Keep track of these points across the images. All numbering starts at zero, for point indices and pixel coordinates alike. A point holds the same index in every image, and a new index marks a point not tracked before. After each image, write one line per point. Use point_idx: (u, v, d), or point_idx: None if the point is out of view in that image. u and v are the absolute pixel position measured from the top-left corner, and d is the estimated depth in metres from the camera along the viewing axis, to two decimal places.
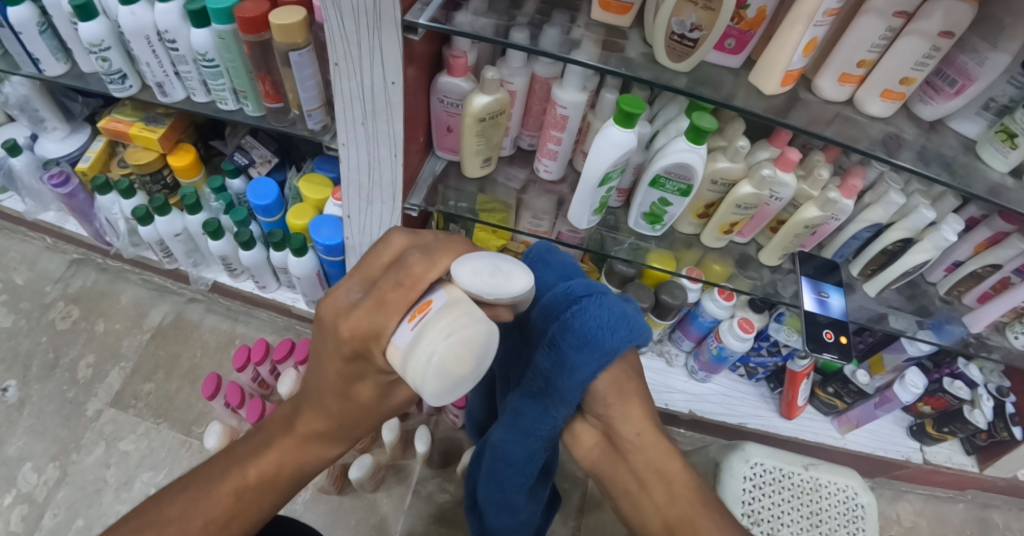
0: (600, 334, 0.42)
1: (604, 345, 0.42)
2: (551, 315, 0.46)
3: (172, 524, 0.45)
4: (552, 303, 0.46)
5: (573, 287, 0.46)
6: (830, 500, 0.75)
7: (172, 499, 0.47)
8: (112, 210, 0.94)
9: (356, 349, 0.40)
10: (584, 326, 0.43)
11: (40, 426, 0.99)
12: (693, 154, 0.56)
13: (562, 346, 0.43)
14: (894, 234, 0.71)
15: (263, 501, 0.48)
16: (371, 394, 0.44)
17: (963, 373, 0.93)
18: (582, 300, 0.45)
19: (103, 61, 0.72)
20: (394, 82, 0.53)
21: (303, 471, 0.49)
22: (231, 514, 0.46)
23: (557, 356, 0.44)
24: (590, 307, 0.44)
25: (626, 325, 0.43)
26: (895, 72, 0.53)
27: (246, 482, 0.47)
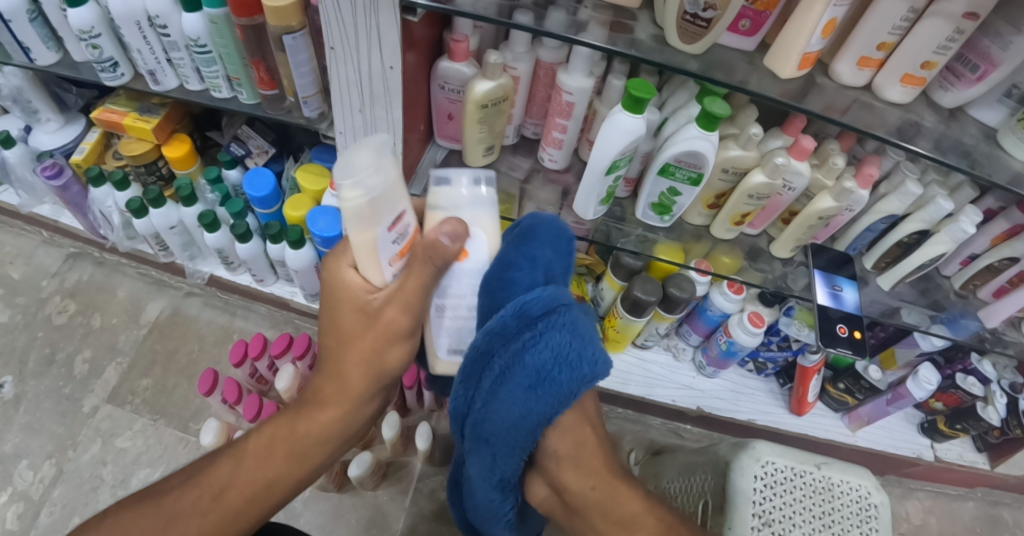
0: (551, 373, 0.42)
1: (571, 364, 0.43)
2: (497, 345, 0.43)
3: (177, 493, 0.51)
4: (500, 328, 0.42)
5: (526, 313, 0.42)
6: (843, 500, 0.73)
7: (184, 474, 0.53)
8: (106, 203, 0.92)
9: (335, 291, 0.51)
10: (537, 362, 0.42)
11: (36, 423, 0.98)
12: (704, 141, 0.54)
13: (509, 382, 0.43)
14: (910, 227, 0.69)
15: (258, 471, 0.52)
16: (355, 322, 0.50)
17: (976, 369, 0.91)
18: (535, 327, 0.42)
19: (93, 48, 0.69)
20: (392, 66, 0.51)
21: (295, 436, 0.53)
22: (225, 484, 0.51)
23: (507, 395, 0.44)
24: (552, 334, 0.42)
25: (582, 364, 0.43)
26: (916, 56, 0.51)
27: (245, 450, 0.53)
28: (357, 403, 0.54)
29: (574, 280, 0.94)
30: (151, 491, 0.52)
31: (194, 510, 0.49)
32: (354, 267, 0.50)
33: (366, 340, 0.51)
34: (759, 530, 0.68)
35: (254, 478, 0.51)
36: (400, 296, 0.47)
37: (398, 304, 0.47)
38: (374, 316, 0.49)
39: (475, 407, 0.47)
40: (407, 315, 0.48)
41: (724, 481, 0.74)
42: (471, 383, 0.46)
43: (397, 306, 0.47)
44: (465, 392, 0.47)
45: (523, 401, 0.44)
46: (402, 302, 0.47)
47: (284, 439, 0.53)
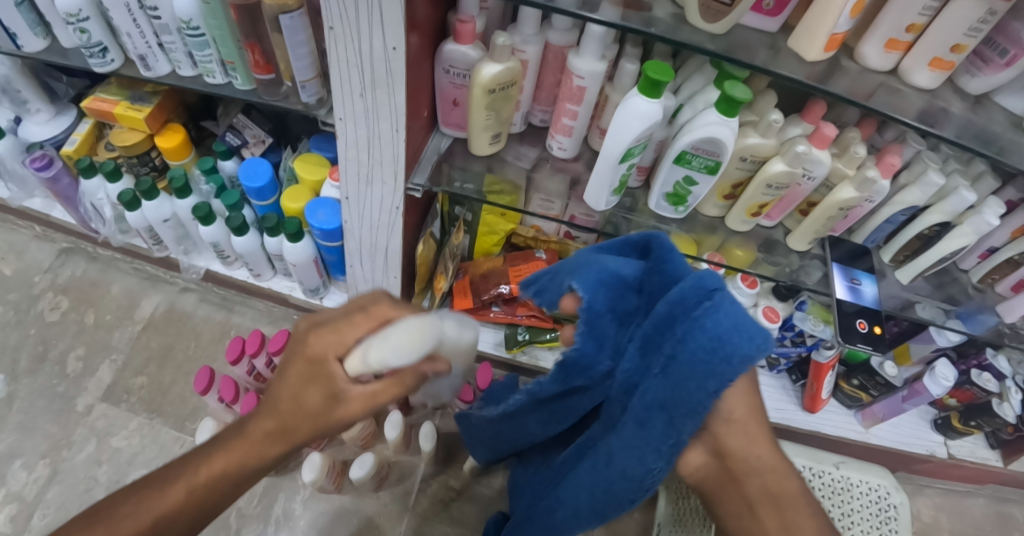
0: (733, 338, 0.34)
1: (741, 345, 0.34)
2: (679, 310, 0.37)
3: (120, 521, 0.45)
4: (683, 294, 0.37)
5: (703, 282, 0.37)
6: (861, 500, 0.72)
7: (123, 500, 0.47)
8: (97, 195, 0.89)
9: (308, 363, 0.47)
10: (718, 328, 0.35)
11: (29, 422, 0.95)
12: (724, 127, 0.51)
13: (686, 347, 0.36)
14: (930, 218, 0.66)
15: (210, 501, 0.47)
16: (318, 403, 0.46)
17: (991, 365, 0.88)
18: (715, 296, 0.36)
19: (81, 32, 0.66)
20: (395, 47, 0.48)
21: (246, 473, 0.48)
22: (174, 515, 0.46)
23: (684, 364, 0.36)
24: (728, 305, 0.36)
25: (757, 335, 0.34)
26: (946, 38, 0.48)
27: (196, 480, 0.47)
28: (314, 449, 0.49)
29: None
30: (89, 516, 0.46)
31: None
32: (337, 362, 0.46)
33: (326, 421, 0.46)
34: None
35: (201, 504, 0.47)
36: (368, 397, 0.46)
37: (364, 404, 0.46)
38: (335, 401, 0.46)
39: (646, 377, 0.40)
40: (367, 414, 0.47)
41: None
42: (650, 355, 0.39)
43: (361, 401, 0.46)
44: (641, 359, 0.40)
45: (702, 369, 0.35)
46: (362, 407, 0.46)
47: (234, 475, 0.47)
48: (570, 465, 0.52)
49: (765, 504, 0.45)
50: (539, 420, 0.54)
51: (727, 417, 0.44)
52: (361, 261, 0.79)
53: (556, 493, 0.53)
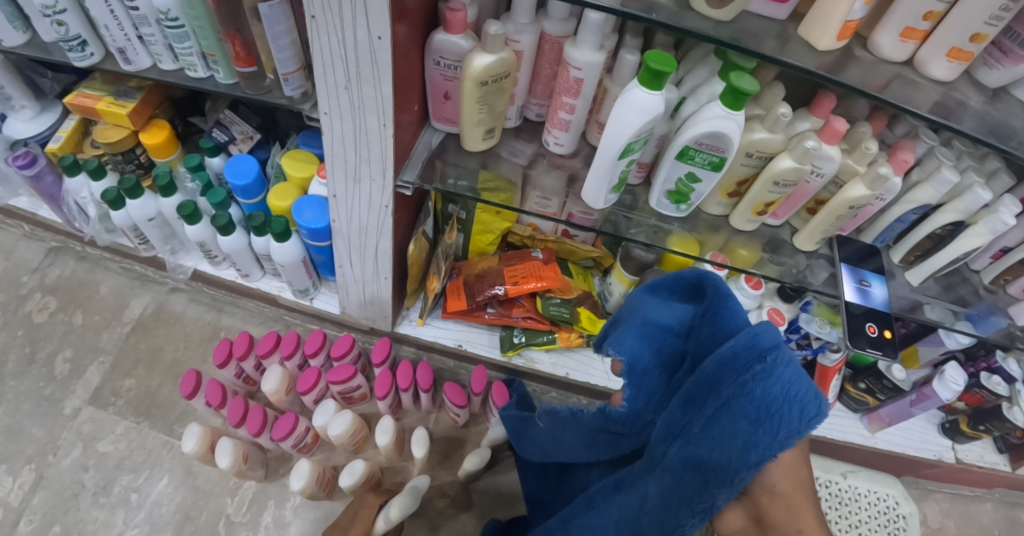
0: (782, 411, 0.30)
1: (790, 421, 0.30)
2: (725, 373, 0.33)
3: None
4: (731, 355, 0.33)
5: (758, 341, 0.33)
6: (869, 510, 0.70)
7: None
8: (82, 193, 0.87)
9: None
10: (766, 395, 0.31)
11: (15, 426, 0.93)
12: (729, 121, 0.48)
13: (729, 414, 0.32)
14: (943, 217, 0.64)
15: None
16: None
17: (1001, 368, 0.86)
18: (770, 358, 0.32)
19: (58, 25, 0.64)
20: (380, 37, 0.45)
21: None
22: None
23: (723, 432, 0.32)
24: (781, 371, 0.31)
25: (810, 406, 0.30)
26: (966, 26, 0.45)
27: None
28: None
29: (580, 274, 0.89)
30: None
31: None
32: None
33: None
34: None
35: None
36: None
37: None
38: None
39: (681, 434, 0.36)
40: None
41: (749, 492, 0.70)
42: (689, 412, 0.35)
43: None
44: (680, 415, 0.36)
45: (743, 441, 0.31)
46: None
47: None
48: (597, 497, 0.47)
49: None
50: (582, 444, 0.51)
51: (769, 488, 0.38)
52: (352, 262, 0.77)
53: (581, 522, 0.49)
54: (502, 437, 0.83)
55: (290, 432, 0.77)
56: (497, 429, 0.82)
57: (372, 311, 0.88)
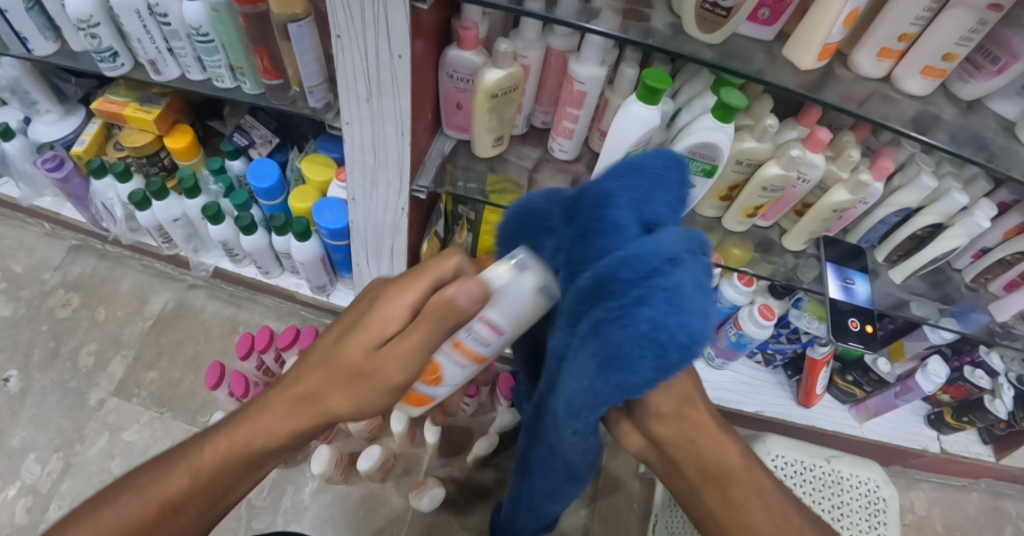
0: (640, 350, 0.29)
1: (640, 356, 0.29)
2: (596, 297, 0.33)
3: (163, 475, 0.42)
4: (601, 280, 0.32)
5: (631, 265, 0.31)
6: (851, 493, 0.74)
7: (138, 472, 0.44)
8: (108, 195, 0.91)
9: (343, 365, 0.38)
10: (621, 336, 0.30)
11: (42, 417, 0.98)
12: (720, 133, 0.53)
13: (595, 346, 0.32)
14: (924, 220, 0.68)
15: (219, 482, 0.42)
16: (352, 360, 0.38)
17: (984, 362, 0.90)
18: (639, 287, 0.30)
19: (92, 37, 0.68)
20: (400, 55, 0.50)
21: (255, 452, 0.42)
22: (184, 497, 0.42)
23: (586, 362, 0.33)
24: (648, 306, 0.29)
25: (675, 344, 0.28)
26: (939, 47, 0.49)
27: (202, 460, 0.42)
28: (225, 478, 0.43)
29: None
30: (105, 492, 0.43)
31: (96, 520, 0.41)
32: (372, 347, 0.37)
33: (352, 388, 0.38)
34: None
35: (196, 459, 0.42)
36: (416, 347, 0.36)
37: (401, 357, 0.36)
38: (376, 363, 0.37)
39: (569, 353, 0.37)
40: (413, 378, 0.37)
41: None
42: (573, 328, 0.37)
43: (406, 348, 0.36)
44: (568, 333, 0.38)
45: (598, 372, 0.31)
46: (404, 361, 0.36)
47: (238, 451, 0.41)
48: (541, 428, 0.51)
49: (709, 484, 0.41)
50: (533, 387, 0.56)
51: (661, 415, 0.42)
52: (367, 259, 0.81)
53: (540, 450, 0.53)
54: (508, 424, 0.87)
55: None
56: (503, 416, 0.87)
57: None
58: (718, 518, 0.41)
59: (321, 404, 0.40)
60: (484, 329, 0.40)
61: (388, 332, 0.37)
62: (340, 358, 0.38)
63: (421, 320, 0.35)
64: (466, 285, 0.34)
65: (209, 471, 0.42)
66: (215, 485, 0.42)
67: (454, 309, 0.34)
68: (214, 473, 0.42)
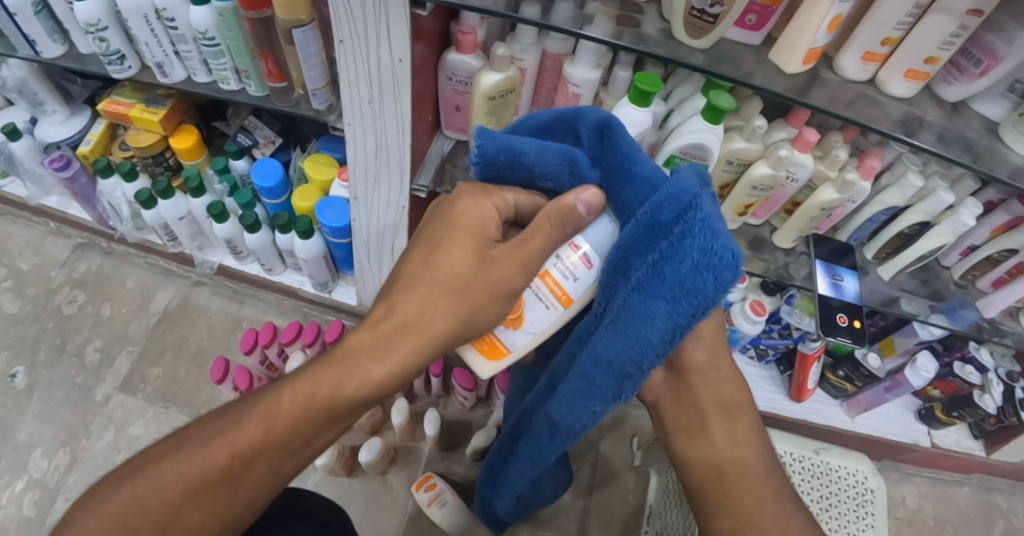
0: (698, 280, 0.33)
1: (697, 283, 0.33)
2: (638, 249, 0.36)
3: (240, 424, 0.44)
4: (640, 230, 0.35)
5: (662, 213, 0.34)
6: (840, 484, 0.76)
7: (213, 421, 0.46)
8: (115, 194, 0.93)
9: (458, 261, 0.45)
10: (676, 275, 0.33)
11: (49, 412, 0.99)
12: (709, 134, 0.54)
13: (655, 287, 0.35)
14: (910, 218, 0.70)
15: (295, 433, 0.44)
16: (462, 264, 0.45)
17: (974, 358, 0.91)
18: (678, 228, 0.33)
19: (100, 41, 0.70)
20: (401, 59, 0.52)
21: (335, 403, 0.45)
22: (260, 446, 0.44)
23: (642, 307, 0.36)
24: (691, 236, 0.33)
25: (724, 274, 0.32)
26: (921, 51, 0.51)
27: (279, 407, 0.44)
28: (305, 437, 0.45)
29: None
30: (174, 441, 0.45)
31: (177, 473, 0.43)
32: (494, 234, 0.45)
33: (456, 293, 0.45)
34: None
35: (275, 411, 0.44)
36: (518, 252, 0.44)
37: (515, 262, 0.44)
38: (487, 264, 0.44)
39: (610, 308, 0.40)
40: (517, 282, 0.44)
41: None
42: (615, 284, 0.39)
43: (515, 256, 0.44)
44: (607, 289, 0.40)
45: (654, 311, 0.35)
46: (522, 260, 0.44)
47: (322, 400, 0.44)
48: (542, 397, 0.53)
49: (717, 414, 0.49)
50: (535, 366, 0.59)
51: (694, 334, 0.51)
52: (368, 257, 0.83)
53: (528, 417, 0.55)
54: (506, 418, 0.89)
55: None
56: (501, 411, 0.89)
57: None
58: (719, 451, 0.48)
59: (413, 336, 0.46)
60: (575, 259, 0.44)
61: (491, 235, 0.45)
62: (445, 266, 0.45)
63: (539, 223, 0.42)
64: (585, 192, 0.41)
65: (287, 420, 0.44)
66: (288, 439, 0.44)
67: (573, 216, 0.41)
68: (292, 421, 0.44)
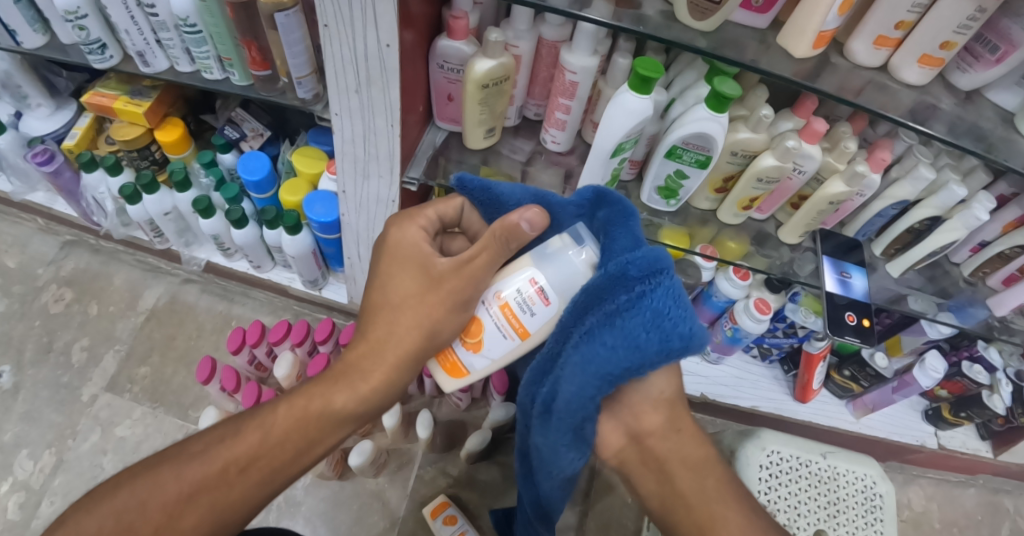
0: (648, 336, 0.36)
1: (644, 340, 0.36)
2: (596, 300, 0.39)
3: (236, 434, 0.45)
4: (602, 282, 0.39)
5: (628, 271, 0.37)
6: (848, 489, 0.74)
7: (208, 433, 0.46)
8: (99, 189, 0.91)
9: (410, 279, 0.49)
10: (630, 327, 0.37)
11: (35, 412, 0.97)
12: (713, 123, 0.52)
13: (614, 335, 0.37)
14: (921, 212, 0.67)
15: (292, 443, 0.46)
16: (411, 287, 0.48)
17: (983, 357, 0.89)
18: (638, 288, 0.37)
19: (80, 29, 0.67)
20: (389, 44, 0.49)
21: (330, 415, 0.48)
22: (255, 455, 0.45)
23: (591, 351, 0.39)
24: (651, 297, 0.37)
25: (676, 335, 0.36)
26: (935, 35, 0.49)
27: (277, 419, 0.46)
28: (300, 448, 0.47)
29: None
30: (167, 454, 0.45)
31: (166, 485, 0.42)
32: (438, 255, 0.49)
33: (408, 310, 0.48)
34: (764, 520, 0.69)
35: (273, 423, 0.46)
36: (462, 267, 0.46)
37: (460, 277, 0.46)
38: (435, 284, 0.47)
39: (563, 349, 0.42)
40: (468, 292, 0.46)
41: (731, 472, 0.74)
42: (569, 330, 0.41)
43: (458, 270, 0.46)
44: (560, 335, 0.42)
45: (599, 356, 0.38)
46: (468, 276, 0.46)
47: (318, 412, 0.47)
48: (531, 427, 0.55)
49: (687, 475, 0.47)
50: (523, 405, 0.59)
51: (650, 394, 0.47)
52: (359, 253, 0.80)
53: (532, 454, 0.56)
54: (502, 420, 0.87)
55: None
56: (496, 412, 0.86)
57: None
58: (695, 512, 0.46)
59: (395, 351, 0.48)
60: (534, 293, 0.45)
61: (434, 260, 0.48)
62: (398, 291, 0.49)
63: (484, 242, 0.45)
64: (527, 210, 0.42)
65: (282, 432, 0.46)
66: (283, 448, 0.46)
67: (518, 233, 0.43)
68: (290, 433, 0.46)
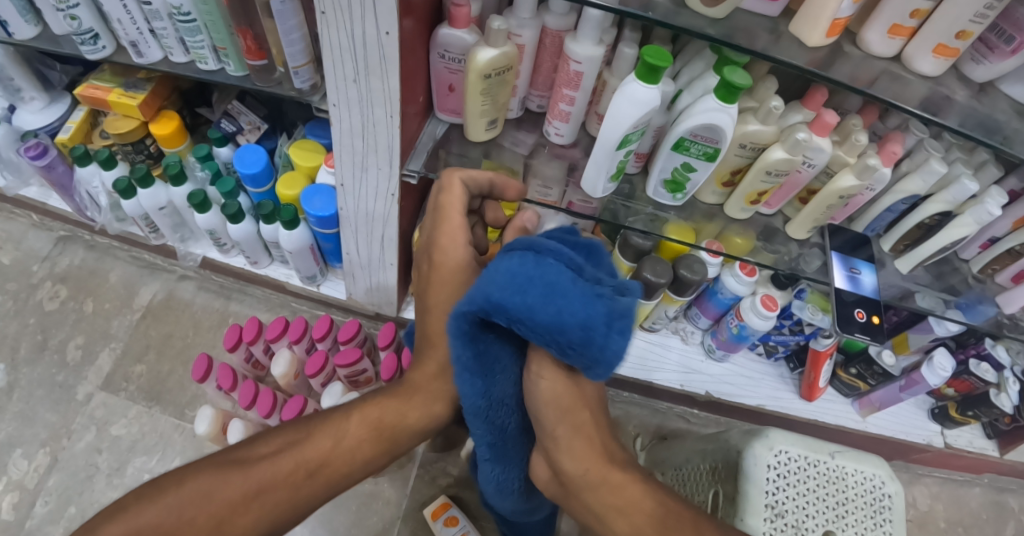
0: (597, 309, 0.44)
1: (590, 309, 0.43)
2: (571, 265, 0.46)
3: (309, 440, 0.51)
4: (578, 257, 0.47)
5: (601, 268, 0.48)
6: (856, 489, 0.73)
7: (275, 439, 0.51)
8: (93, 183, 0.89)
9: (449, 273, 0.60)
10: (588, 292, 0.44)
11: (29, 411, 0.96)
12: (723, 114, 0.50)
13: (554, 286, 0.44)
14: (932, 207, 0.65)
15: (358, 451, 0.52)
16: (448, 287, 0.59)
17: (990, 355, 0.88)
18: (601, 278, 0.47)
19: (72, 19, 0.66)
20: (388, 32, 0.47)
21: (389, 430, 0.55)
22: (325, 460, 0.50)
23: (549, 286, 0.44)
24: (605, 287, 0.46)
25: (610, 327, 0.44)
26: (952, 24, 0.47)
27: (347, 427, 0.53)
28: (362, 455, 0.53)
29: None
30: (234, 456, 0.48)
31: (235, 483, 0.45)
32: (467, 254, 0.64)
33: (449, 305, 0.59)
34: (774, 522, 0.67)
35: (343, 431, 0.52)
36: None
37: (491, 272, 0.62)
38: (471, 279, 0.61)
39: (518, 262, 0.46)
40: None
41: (738, 472, 0.72)
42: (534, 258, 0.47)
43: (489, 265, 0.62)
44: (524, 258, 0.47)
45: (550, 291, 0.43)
46: None
47: (381, 425, 0.55)
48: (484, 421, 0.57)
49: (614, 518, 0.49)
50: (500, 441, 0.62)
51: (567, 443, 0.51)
52: (357, 248, 0.79)
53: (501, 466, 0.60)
54: None
55: (299, 413, 0.79)
56: None
57: (378, 298, 0.91)
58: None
59: (441, 384, 0.59)
60: None
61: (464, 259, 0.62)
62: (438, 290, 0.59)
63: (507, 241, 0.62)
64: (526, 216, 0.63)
65: (352, 440, 0.52)
66: (348, 457, 0.52)
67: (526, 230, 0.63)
68: (357, 441, 0.53)
